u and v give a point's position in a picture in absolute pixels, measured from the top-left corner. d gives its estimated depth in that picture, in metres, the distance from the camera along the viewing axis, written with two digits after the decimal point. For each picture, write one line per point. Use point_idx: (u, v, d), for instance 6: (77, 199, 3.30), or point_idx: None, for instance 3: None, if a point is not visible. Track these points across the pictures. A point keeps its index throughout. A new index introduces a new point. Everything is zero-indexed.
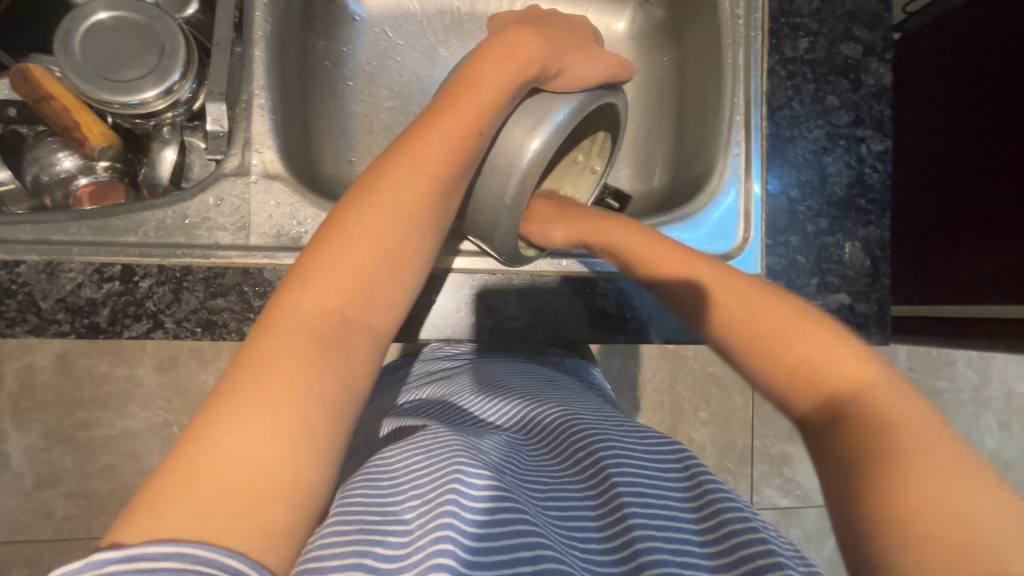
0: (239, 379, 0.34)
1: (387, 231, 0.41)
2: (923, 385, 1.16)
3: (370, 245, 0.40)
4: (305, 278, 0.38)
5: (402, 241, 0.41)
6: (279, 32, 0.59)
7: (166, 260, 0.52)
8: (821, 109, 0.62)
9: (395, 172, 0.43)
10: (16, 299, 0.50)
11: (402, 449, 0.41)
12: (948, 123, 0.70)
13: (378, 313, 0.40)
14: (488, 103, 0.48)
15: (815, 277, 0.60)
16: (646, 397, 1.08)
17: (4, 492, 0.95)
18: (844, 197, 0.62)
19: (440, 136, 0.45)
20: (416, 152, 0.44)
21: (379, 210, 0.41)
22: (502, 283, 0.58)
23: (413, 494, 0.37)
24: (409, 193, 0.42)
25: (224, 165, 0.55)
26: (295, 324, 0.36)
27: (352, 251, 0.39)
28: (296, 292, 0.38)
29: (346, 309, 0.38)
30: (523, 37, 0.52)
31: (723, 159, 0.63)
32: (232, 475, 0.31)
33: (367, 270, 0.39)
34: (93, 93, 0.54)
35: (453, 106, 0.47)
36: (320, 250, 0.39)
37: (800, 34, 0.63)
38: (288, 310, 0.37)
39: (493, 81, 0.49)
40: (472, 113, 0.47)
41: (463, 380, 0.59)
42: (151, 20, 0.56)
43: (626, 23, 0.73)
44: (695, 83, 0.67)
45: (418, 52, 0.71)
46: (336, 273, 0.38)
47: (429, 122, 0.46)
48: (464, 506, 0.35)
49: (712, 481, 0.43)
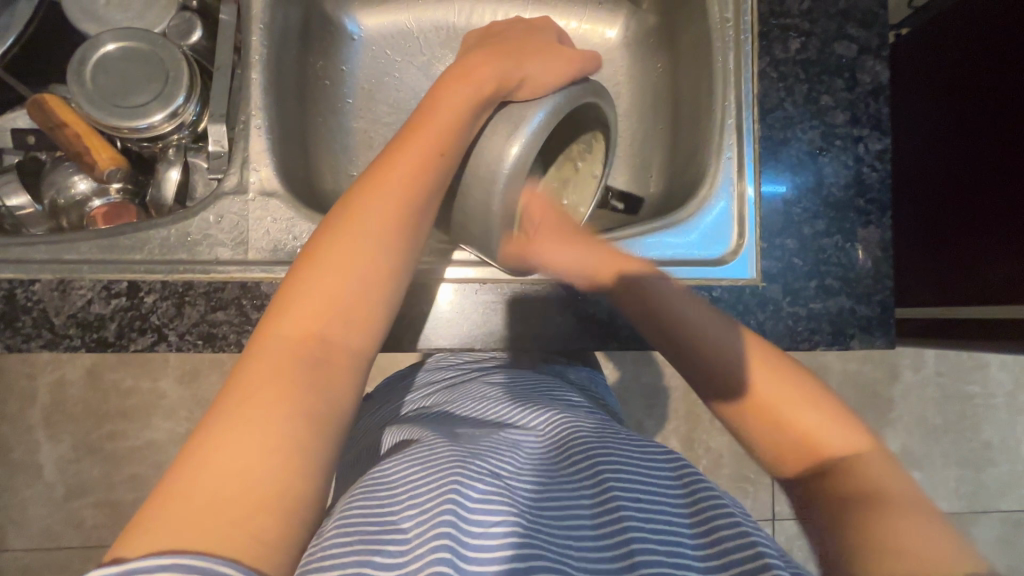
0: (227, 400, 0.35)
1: (362, 254, 0.42)
2: (952, 390, 1.15)
3: (344, 270, 0.41)
4: (285, 307, 0.40)
5: (376, 262, 0.43)
6: (276, 54, 0.62)
7: (169, 276, 0.54)
8: (815, 109, 0.61)
9: (370, 199, 0.45)
10: (31, 316, 0.52)
11: (400, 461, 0.42)
12: (950, 116, 0.72)
13: (356, 331, 0.41)
14: (454, 129, 0.49)
15: (814, 280, 0.59)
16: (658, 404, 1.07)
17: (35, 502, 0.99)
18: (842, 198, 0.60)
19: (407, 161, 0.47)
20: (389, 177, 0.46)
21: (357, 235, 0.43)
22: (493, 294, 0.58)
23: (410, 505, 0.37)
24: (382, 216, 0.44)
25: (223, 184, 0.57)
26: (278, 347, 0.38)
27: (328, 276, 0.41)
28: (277, 321, 0.39)
29: (325, 334, 0.39)
30: (478, 59, 0.53)
31: (715, 163, 0.62)
32: (225, 487, 0.32)
33: (344, 294, 0.41)
34: (104, 120, 0.57)
35: (418, 133, 0.49)
36: (300, 277, 0.41)
37: (790, 35, 0.62)
38: (270, 338, 0.38)
39: (464, 103, 0.50)
40: (434, 140, 0.48)
41: (460, 392, 0.58)
42: (156, 48, 0.59)
43: (618, 30, 0.74)
44: (688, 87, 0.67)
45: (414, 68, 0.74)
46: (313, 300, 0.40)
47: (396, 149, 0.48)
48: (462, 515, 0.35)
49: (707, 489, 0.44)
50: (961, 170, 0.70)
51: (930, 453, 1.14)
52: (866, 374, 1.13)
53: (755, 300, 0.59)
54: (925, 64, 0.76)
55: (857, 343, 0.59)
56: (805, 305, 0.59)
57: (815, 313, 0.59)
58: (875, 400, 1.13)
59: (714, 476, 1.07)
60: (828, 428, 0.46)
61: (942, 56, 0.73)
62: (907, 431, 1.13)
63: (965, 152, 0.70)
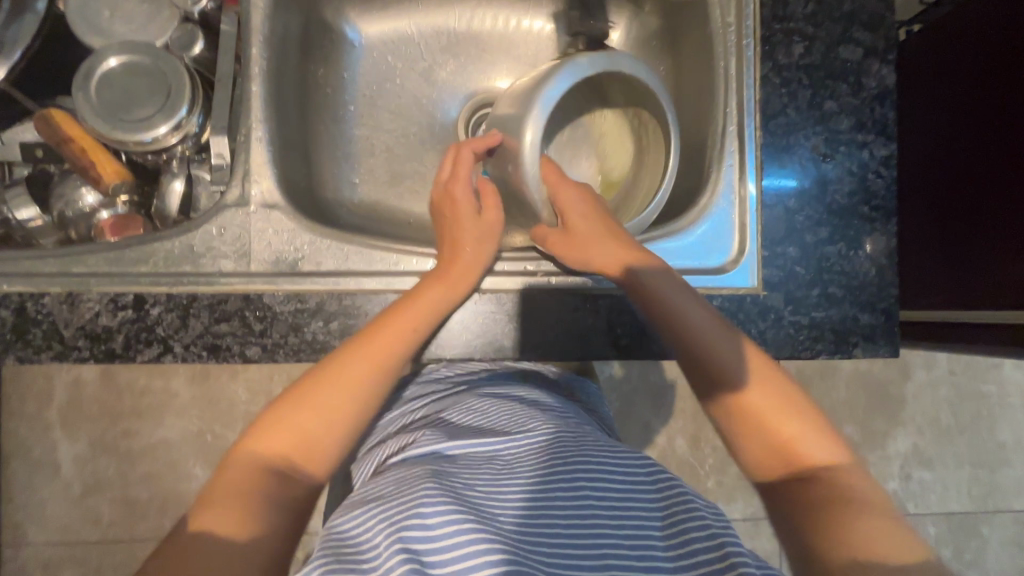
0: (213, 492, 0.43)
1: (342, 394, 0.48)
2: (965, 390, 1.13)
3: (325, 410, 0.47)
4: (270, 427, 0.46)
5: (349, 404, 0.48)
6: (276, 65, 0.62)
7: (174, 288, 0.55)
8: (819, 115, 0.60)
9: (369, 345, 0.50)
10: (41, 328, 0.54)
11: (384, 480, 0.47)
12: (961, 117, 0.71)
13: (323, 459, 0.46)
14: (450, 293, 0.54)
15: (817, 289, 0.59)
16: (664, 404, 1.07)
17: (54, 498, 1.02)
18: (846, 205, 0.60)
19: (410, 309, 0.52)
20: (394, 322, 0.51)
21: (344, 375, 0.48)
22: (491, 304, 0.58)
23: (383, 519, 0.42)
24: (370, 359, 0.49)
25: (226, 197, 0.58)
26: (254, 466, 0.44)
27: (313, 409, 0.47)
28: (260, 439, 0.46)
29: (297, 461, 0.45)
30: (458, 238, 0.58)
31: (717, 170, 0.61)
32: (199, 553, 0.39)
33: (316, 429, 0.46)
34: (109, 133, 0.58)
35: (423, 287, 0.54)
36: (293, 402, 0.47)
37: (794, 39, 0.61)
38: (250, 453, 0.45)
39: (444, 283, 0.54)
40: (432, 302, 0.53)
41: (451, 404, 0.63)
42: (158, 61, 0.59)
43: (620, 33, 0.73)
44: (690, 92, 0.66)
45: (416, 74, 0.74)
46: (294, 428, 0.46)
47: (401, 300, 0.53)
48: (425, 526, 0.39)
49: (683, 492, 0.45)
50: (970, 171, 0.70)
51: (942, 453, 1.13)
52: (876, 373, 1.12)
53: (756, 309, 0.59)
54: (931, 64, 0.76)
55: (860, 351, 0.59)
56: (806, 314, 0.59)
57: (817, 321, 0.59)
58: (885, 400, 1.12)
59: (720, 475, 1.07)
60: (807, 436, 0.47)
61: (949, 57, 0.73)
62: (917, 430, 1.12)
63: (973, 153, 0.69)
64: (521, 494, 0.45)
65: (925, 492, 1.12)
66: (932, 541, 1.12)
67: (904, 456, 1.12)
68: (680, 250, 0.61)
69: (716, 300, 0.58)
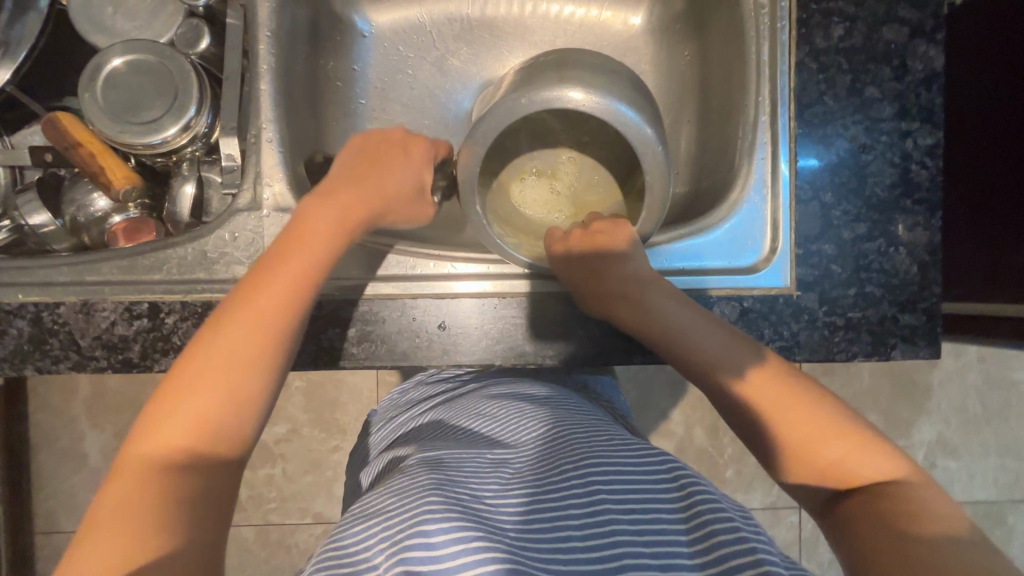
0: (96, 514, 0.37)
1: (230, 363, 0.43)
2: (997, 378, 1.10)
3: (212, 384, 0.42)
4: (149, 426, 0.41)
5: (241, 373, 0.43)
6: (285, 60, 0.60)
7: (189, 296, 0.54)
8: (858, 102, 0.57)
9: (250, 307, 0.44)
10: (58, 338, 0.53)
11: (386, 492, 0.45)
12: (1007, 100, 0.67)
13: (222, 440, 0.41)
14: (326, 249, 0.48)
15: (854, 288, 0.56)
16: (686, 395, 1.05)
17: (83, 488, 1.04)
18: (887, 198, 0.56)
19: (300, 257, 0.47)
20: (277, 274, 0.46)
21: (226, 343, 0.43)
22: (514, 308, 0.56)
23: (383, 538, 0.40)
24: (255, 319, 0.44)
25: (237, 201, 0.57)
26: (137, 469, 0.39)
27: (199, 388, 0.42)
28: (139, 441, 0.40)
29: (190, 449, 0.40)
30: (322, 212, 0.49)
31: (747, 163, 0.58)
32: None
33: (209, 414, 0.41)
34: (119, 137, 0.57)
35: (305, 234, 0.48)
36: (174, 388, 0.42)
37: (833, 20, 0.57)
38: (131, 457, 0.40)
39: (333, 231, 0.49)
40: (319, 251, 0.48)
41: (459, 408, 0.62)
42: (164, 60, 0.58)
43: (642, 17, 0.70)
44: (719, 78, 0.62)
45: (429, 64, 0.71)
46: (180, 418, 0.41)
47: (279, 254, 0.47)
48: (427, 546, 0.38)
49: (704, 492, 0.43)
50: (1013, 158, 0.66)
51: (971, 441, 1.10)
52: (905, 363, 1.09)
53: (789, 310, 0.56)
54: (974, 43, 0.71)
55: (899, 353, 0.56)
56: (843, 314, 0.56)
57: (853, 322, 0.56)
58: (912, 389, 1.09)
59: (742, 466, 1.05)
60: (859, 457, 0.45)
61: (990, 36, 0.68)
62: (946, 420, 1.09)
63: (1017, 140, 0.66)
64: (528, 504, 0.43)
65: (953, 482, 1.09)
66: None
67: (930, 444, 1.09)
68: (685, 253, 0.58)
69: (746, 301, 0.56)
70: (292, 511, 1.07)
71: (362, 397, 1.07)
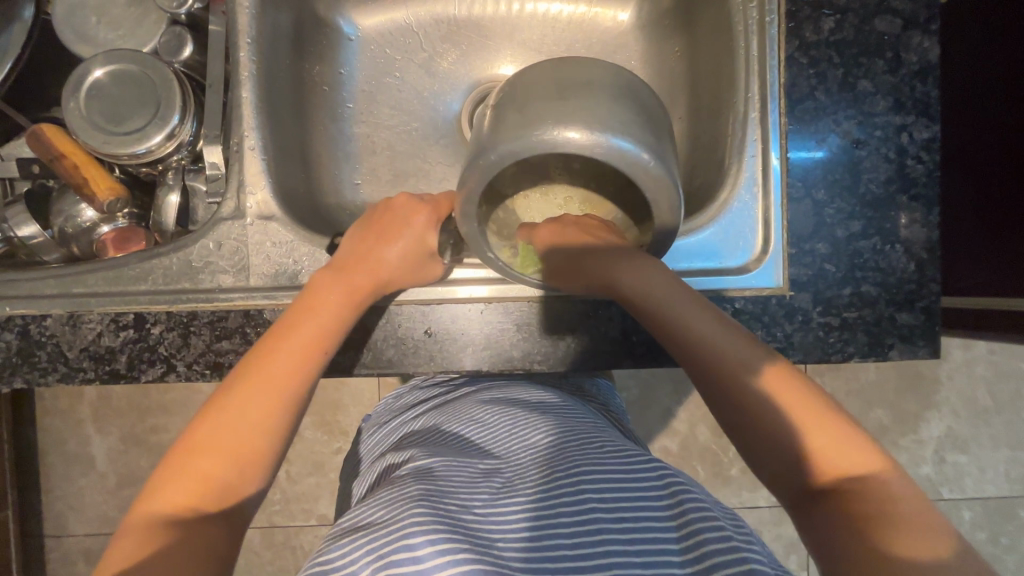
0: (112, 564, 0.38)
1: (245, 427, 0.43)
2: (1007, 370, 1.07)
3: (225, 446, 0.43)
4: (165, 481, 0.41)
5: (255, 439, 0.43)
6: (267, 66, 0.59)
7: (174, 306, 0.54)
8: (851, 97, 0.55)
9: (267, 374, 0.45)
10: (45, 351, 0.53)
11: (375, 504, 0.45)
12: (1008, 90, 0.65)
13: (236, 494, 0.42)
14: (336, 324, 0.49)
15: (848, 287, 0.55)
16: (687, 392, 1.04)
17: (90, 490, 1.05)
18: (881, 195, 0.55)
19: (316, 322, 0.48)
20: (296, 336, 0.47)
21: (240, 407, 0.44)
22: (499, 313, 0.56)
23: (369, 551, 0.40)
24: (274, 382, 0.45)
25: (221, 209, 0.56)
26: (153, 524, 0.40)
27: (214, 446, 0.43)
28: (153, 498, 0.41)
29: (202, 505, 0.41)
30: (332, 281, 0.50)
31: (737, 162, 0.56)
32: None
33: (218, 469, 0.42)
34: (101, 148, 0.56)
35: (320, 300, 0.49)
36: (190, 445, 0.43)
37: (823, 13, 0.55)
38: (146, 511, 0.40)
39: (343, 305, 0.50)
40: (332, 317, 0.49)
41: (452, 414, 0.62)
42: (146, 69, 0.57)
43: (630, 13, 0.68)
44: (709, 73, 0.61)
45: (415, 65, 0.70)
46: (193, 475, 0.42)
47: (295, 319, 0.49)
48: (413, 560, 0.37)
49: (694, 500, 0.42)
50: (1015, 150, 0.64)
51: (980, 436, 1.08)
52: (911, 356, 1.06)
53: (782, 311, 0.55)
54: (975, 31, 0.69)
55: (897, 353, 0.54)
56: (838, 313, 0.54)
57: (849, 322, 0.54)
58: (919, 383, 1.07)
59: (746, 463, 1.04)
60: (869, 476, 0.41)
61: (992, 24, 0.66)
62: (954, 414, 1.07)
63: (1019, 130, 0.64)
64: (517, 513, 0.43)
65: (962, 477, 1.07)
66: (968, 526, 1.07)
67: (938, 439, 1.07)
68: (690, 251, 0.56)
69: (737, 303, 0.55)
70: (296, 512, 1.07)
71: (363, 398, 1.07)
